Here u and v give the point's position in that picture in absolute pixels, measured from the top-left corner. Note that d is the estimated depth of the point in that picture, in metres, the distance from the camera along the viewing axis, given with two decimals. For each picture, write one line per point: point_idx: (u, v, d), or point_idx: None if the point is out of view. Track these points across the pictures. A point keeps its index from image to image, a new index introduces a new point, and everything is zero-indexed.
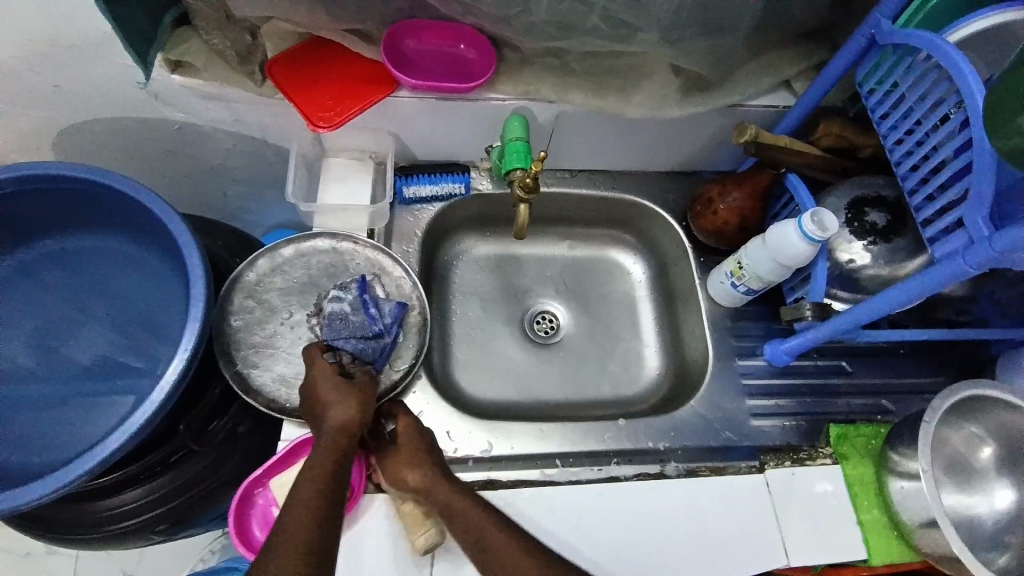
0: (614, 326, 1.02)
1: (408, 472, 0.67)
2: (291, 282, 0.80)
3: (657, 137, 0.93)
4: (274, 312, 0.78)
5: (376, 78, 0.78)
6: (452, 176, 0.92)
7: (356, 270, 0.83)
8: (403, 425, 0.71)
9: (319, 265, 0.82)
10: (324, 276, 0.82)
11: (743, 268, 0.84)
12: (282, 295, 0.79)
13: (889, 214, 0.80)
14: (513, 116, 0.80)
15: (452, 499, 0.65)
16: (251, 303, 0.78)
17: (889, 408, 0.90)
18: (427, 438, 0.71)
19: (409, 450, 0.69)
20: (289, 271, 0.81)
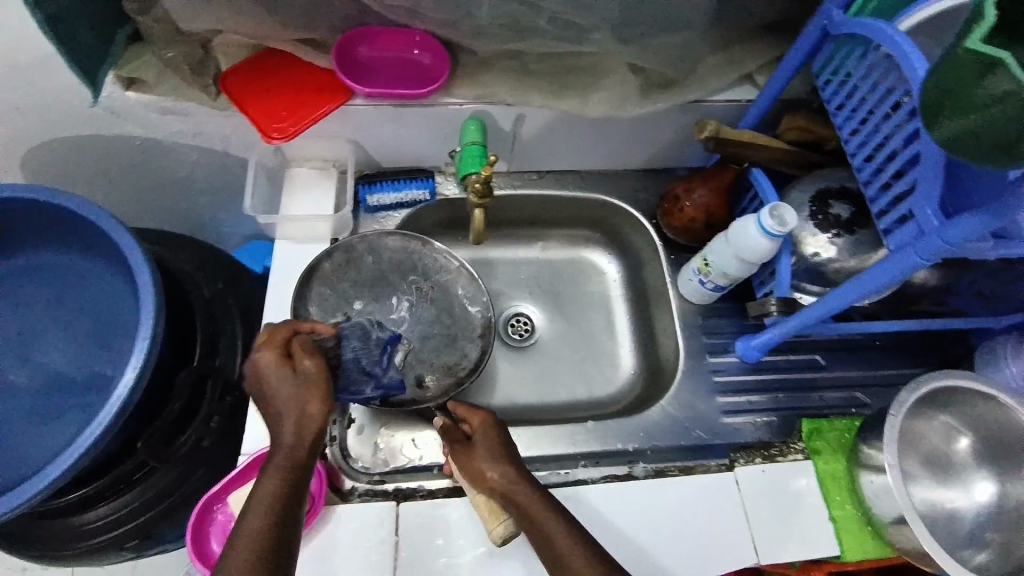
0: (588, 326, 1.02)
1: (485, 465, 0.67)
2: (364, 276, 0.87)
3: (622, 136, 0.92)
4: (347, 301, 0.85)
5: (330, 87, 0.78)
6: (416, 182, 0.91)
7: (424, 270, 0.89)
8: (477, 422, 0.72)
9: (394, 261, 0.87)
10: (393, 272, 0.88)
11: (709, 265, 0.84)
12: (354, 287, 0.86)
13: (853, 206, 0.79)
14: (469, 121, 0.80)
15: (520, 493, 0.64)
16: (326, 289, 0.84)
17: (864, 402, 0.89)
18: (504, 435, 0.71)
19: (487, 446, 0.69)
20: (361, 265, 0.87)
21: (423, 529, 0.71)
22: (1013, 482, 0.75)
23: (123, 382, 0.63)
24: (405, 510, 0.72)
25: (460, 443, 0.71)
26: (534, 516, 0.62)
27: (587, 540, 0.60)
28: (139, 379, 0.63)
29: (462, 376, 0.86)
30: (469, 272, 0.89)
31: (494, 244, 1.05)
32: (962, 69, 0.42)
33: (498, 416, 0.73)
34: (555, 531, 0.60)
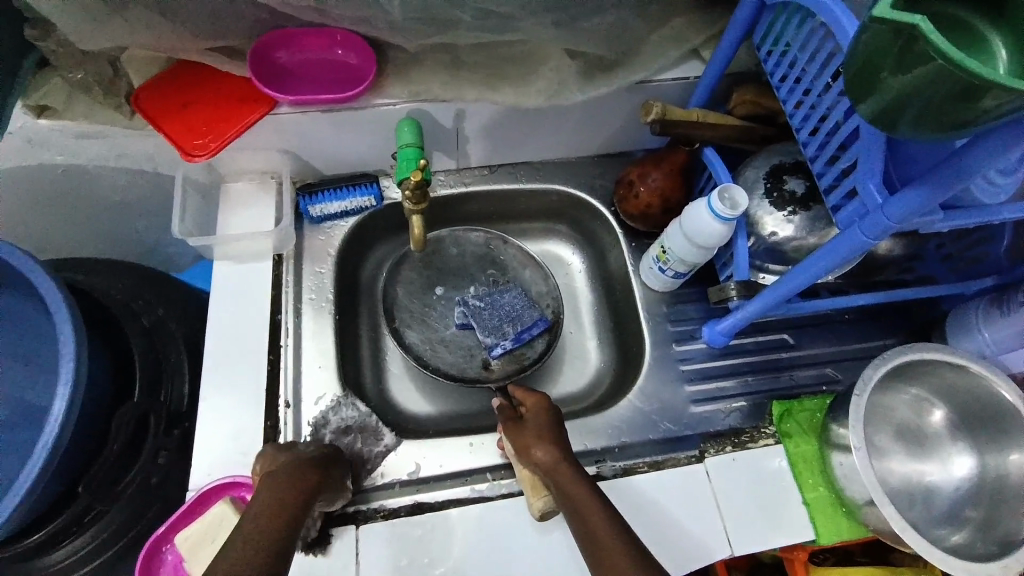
0: None
1: (537, 447, 0.68)
2: (446, 266, 0.94)
3: (570, 124, 0.89)
4: (429, 289, 0.92)
5: (252, 97, 0.74)
6: (360, 189, 0.88)
7: (503, 264, 0.95)
8: (533, 404, 0.74)
9: (475, 254, 0.94)
10: (474, 263, 0.94)
11: (666, 252, 0.81)
12: (438, 274, 0.93)
13: (808, 181, 0.76)
14: (404, 122, 0.76)
15: (564, 471, 0.66)
16: (412, 274, 0.92)
17: (834, 377, 0.87)
18: (557, 419, 0.73)
19: (538, 427, 0.71)
20: (445, 255, 0.94)
21: (386, 549, 0.69)
22: (988, 452, 0.74)
23: (55, 409, 0.62)
24: (365, 534, 0.69)
25: (513, 421, 0.73)
26: (576, 497, 0.62)
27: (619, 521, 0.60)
28: (68, 404, 0.62)
29: (526, 365, 0.87)
30: (543, 265, 0.93)
31: None
32: (881, 36, 0.39)
33: (553, 403, 0.76)
34: (593, 507, 0.61)
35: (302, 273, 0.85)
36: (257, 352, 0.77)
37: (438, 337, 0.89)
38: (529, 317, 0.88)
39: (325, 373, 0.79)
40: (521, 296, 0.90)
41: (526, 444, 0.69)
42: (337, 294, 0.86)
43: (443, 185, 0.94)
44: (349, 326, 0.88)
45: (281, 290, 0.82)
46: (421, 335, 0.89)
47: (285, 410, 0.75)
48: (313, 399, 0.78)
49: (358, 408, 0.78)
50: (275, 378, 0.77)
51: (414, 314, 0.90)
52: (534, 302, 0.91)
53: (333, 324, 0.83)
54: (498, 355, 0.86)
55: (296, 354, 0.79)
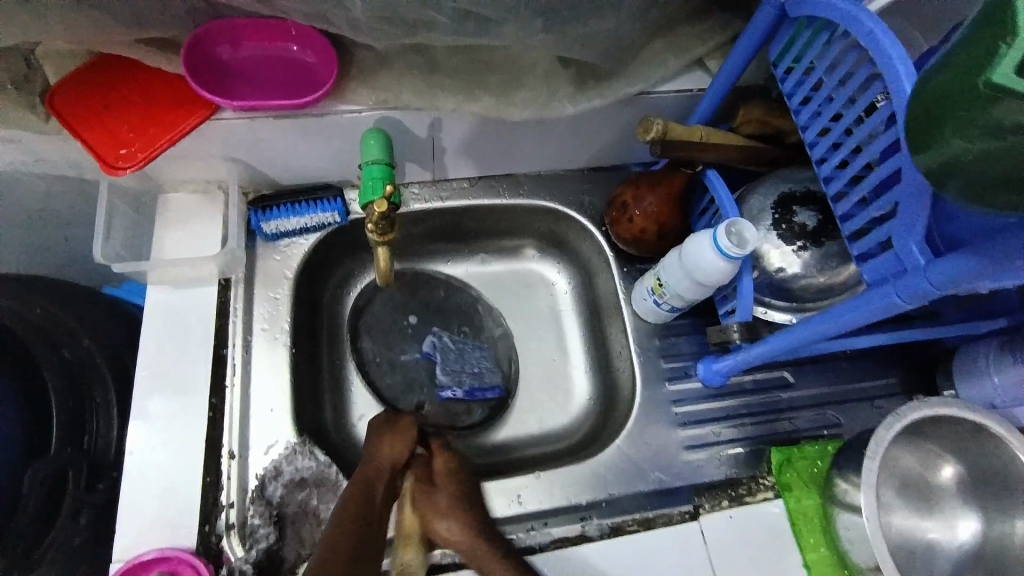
0: (539, 346, 0.90)
1: (439, 522, 0.63)
2: (431, 302, 0.87)
3: (558, 137, 0.80)
4: (404, 314, 0.85)
5: (188, 99, 0.64)
6: (321, 203, 0.78)
7: (478, 322, 0.88)
8: (443, 466, 0.68)
9: (459, 302, 0.88)
10: (455, 310, 0.88)
11: (662, 285, 0.73)
12: (418, 307, 0.86)
13: (819, 213, 0.69)
14: (371, 133, 0.67)
15: (483, 555, 0.61)
16: (396, 293, 0.86)
17: (836, 422, 0.81)
18: (469, 481, 0.68)
19: (447, 494, 0.65)
20: (433, 294, 0.88)
21: None
22: (994, 511, 0.69)
23: None
24: None
25: (421, 486, 0.66)
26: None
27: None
28: None
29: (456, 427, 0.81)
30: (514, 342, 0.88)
31: (428, 261, 0.92)
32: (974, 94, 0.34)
33: (460, 458, 0.70)
34: None
35: (253, 300, 0.75)
36: (197, 394, 0.68)
37: (393, 360, 0.82)
38: (489, 379, 0.83)
39: (277, 417, 0.70)
40: (489, 358, 0.85)
41: (429, 519, 0.64)
42: (295, 322, 0.77)
43: (417, 199, 0.85)
44: (309, 357, 0.79)
45: (227, 319, 0.72)
46: (376, 347, 0.82)
47: (228, 462, 0.66)
48: (263, 448, 0.68)
49: (318, 457, 0.69)
50: (217, 424, 0.67)
51: (376, 328, 0.83)
52: (497, 367, 0.86)
53: (288, 359, 0.73)
54: (443, 400, 0.81)
55: (243, 396, 0.69)
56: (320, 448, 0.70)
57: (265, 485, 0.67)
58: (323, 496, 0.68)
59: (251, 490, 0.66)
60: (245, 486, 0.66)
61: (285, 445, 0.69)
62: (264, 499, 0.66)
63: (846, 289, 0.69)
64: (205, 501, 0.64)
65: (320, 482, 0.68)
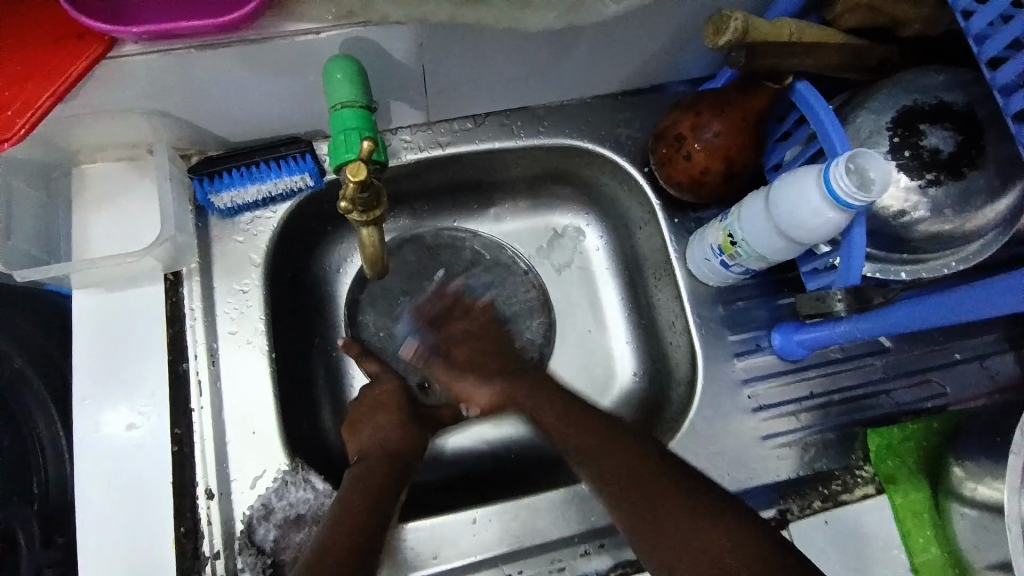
0: (564, 306, 0.75)
1: (477, 389, 0.64)
2: (455, 267, 0.73)
3: (587, 54, 0.60)
4: (420, 276, 0.72)
5: (64, 33, 0.45)
6: (285, 164, 0.60)
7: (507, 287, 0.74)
8: (453, 320, 0.68)
9: (488, 267, 0.74)
10: (481, 270, 0.74)
11: (737, 244, 0.57)
12: (440, 269, 0.73)
13: (956, 134, 0.52)
14: (337, 62, 0.48)
15: (522, 391, 0.62)
16: (412, 255, 0.73)
17: (941, 391, 0.66)
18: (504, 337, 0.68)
19: (467, 360, 0.65)
20: (457, 256, 0.73)
21: None
22: None
23: None
24: None
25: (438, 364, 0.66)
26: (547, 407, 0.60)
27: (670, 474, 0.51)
28: None
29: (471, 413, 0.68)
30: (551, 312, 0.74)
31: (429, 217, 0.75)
32: None
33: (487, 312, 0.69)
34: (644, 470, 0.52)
35: (213, 296, 0.59)
36: (158, 422, 0.55)
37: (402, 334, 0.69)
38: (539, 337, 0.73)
39: (260, 441, 0.57)
40: (542, 321, 0.73)
41: (468, 389, 0.65)
42: (272, 319, 0.61)
43: (409, 148, 0.66)
44: (294, 359, 0.64)
45: (184, 326, 0.58)
46: (381, 320, 0.70)
47: (207, 503, 0.54)
48: (248, 483, 0.56)
49: (316, 485, 0.57)
50: (187, 458, 0.55)
51: (387, 297, 0.70)
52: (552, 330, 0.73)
53: (267, 368, 0.59)
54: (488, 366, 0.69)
55: (215, 420, 0.56)
56: (319, 477, 0.57)
57: (254, 528, 0.55)
58: (306, 528, 0.56)
59: (239, 535, 0.55)
60: (231, 529, 0.55)
61: (274, 479, 0.56)
62: (254, 546, 0.55)
63: (973, 238, 0.54)
64: (184, 554, 0.53)
65: (319, 518, 0.56)
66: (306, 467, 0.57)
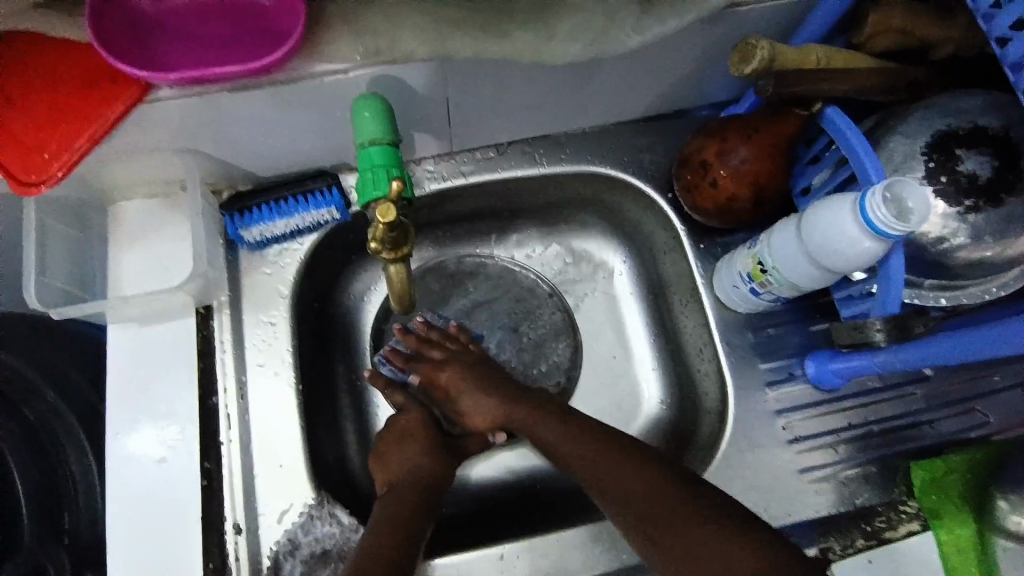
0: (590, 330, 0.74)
1: (478, 403, 0.62)
2: (480, 293, 0.74)
3: (609, 83, 0.60)
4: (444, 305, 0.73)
5: (103, 80, 0.46)
6: (312, 197, 0.61)
7: (532, 312, 0.74)
8: (442, 349, 0.65)
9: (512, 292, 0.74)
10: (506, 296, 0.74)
11: (767, 272, 0.56)
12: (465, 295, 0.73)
13: (995, 158, 0.50)
14: (365, 100, 0.49)
15: (533, 415, 0.59)
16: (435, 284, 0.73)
17: (985, 419, 0.63)
18: (490, 364, 0.64)
19: (466, 386, 0.62)
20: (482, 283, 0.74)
21: None
22: None
23: None
24: None
25: (453, 370, 0.63)
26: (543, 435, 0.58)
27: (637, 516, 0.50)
28: None
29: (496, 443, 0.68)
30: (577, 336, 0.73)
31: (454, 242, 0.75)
32: None
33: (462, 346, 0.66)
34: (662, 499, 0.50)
35: (242, 329, 0.60)
36: (186, 456, 0.55)
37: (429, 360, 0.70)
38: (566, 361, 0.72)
39: (288, 474, 0.57)
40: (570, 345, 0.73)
41: (469, 404, 0.62)
42: (299, 351, 0.62)
43: (432, 178, 0.67)
44: (320, 390, 0.64)
45: (212, 359, 0.58)
46: None
47: (235, 538, 0.54)
48: (276, 517, 0.56)
49: (341, 519, 0.57)
50: (215, 492, 0.55)
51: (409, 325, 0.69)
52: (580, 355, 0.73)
53: (294, 400, 0.59)
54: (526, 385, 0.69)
55: (242, 453, 0.56)
56: (345, 512, 0.58)
57: (280, 564, 0.55)
58: (330, 564, 0.56)
59: (265, 571, 0.55)
60: (258, 565, 0.55)
61: (298, 514, 0.56)
62: None
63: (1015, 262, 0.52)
64: None
65: (345, 553, 0.56)
66: (332, 501, 0.57)
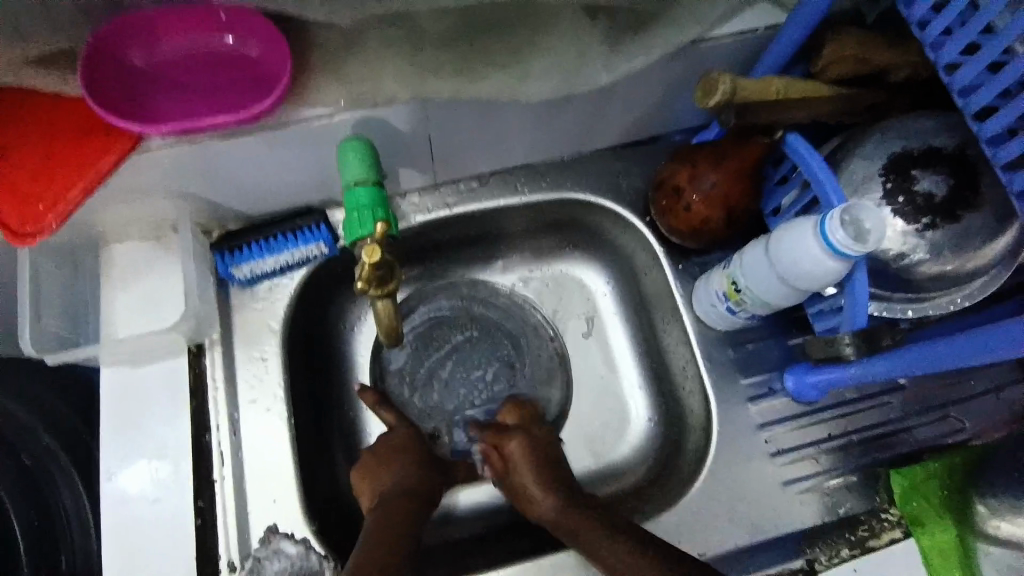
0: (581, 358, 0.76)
1: (534, 495, 0.59)
2: (480, 316, 0.76)
3: (584, 116, 0.63)
4: (447, 328, 0.75)
5: (98, 133, 0.49)
6: (301, 234, 0.62)
7: (521, 334, 0.76)
8: (516, 418, 0.68)
9: (505, 314, 0.77)
10: (503, 318, 0.77)
11: (741, 291, 0.59)
12: (467, 319, 0.76)
13: (949, 177, 0.53)
14: (349, 142, 0.52)
15: (574, 527, 0.57)
16: (445, 303, 0.76)
17: (959, 425, 0.66)
18: (549, 451, 0.63)
19: (533, 467, 0.61)
20: (481, 307, 0.77)
21: None
22: None
23: None
24: None
25: (497, 452, 0.63)
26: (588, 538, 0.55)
27: (637, 537, 0.53)
28: None
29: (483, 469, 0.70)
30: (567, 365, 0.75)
31: (451, 264, 0.76)
32: None
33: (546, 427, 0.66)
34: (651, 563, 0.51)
35: (234, 364, 0.61)
36: (180, 495, 0.56)
37: (425, 382, 0.73)
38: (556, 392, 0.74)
39: (283, 506, 0.58)
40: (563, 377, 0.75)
41: (526, 490, 0.60)
42: (291, 384, 0.63)
43: (417, 210, 0.69)
44: (313, 421, 0.65)
45: (205, 396, 0.59)
46: (408, 367, 0.73)
47: (229, 573, 0.55)
48: (252, 551, 0.56)
49: (288, 551, 0.56)
50: (209, 529, 0.56)
51: (416, 338, 0.74)
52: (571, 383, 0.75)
53: (288, 433, 0.60)
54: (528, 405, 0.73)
55: (236, 487, 0.57)
56: (318, 542, 0.57)
57: None
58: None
59: None
60: None
61: (247, 558, 0.55)
62: None
63: (977, 274, 0.55)
64: None
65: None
66: (276, 535, 0.57)
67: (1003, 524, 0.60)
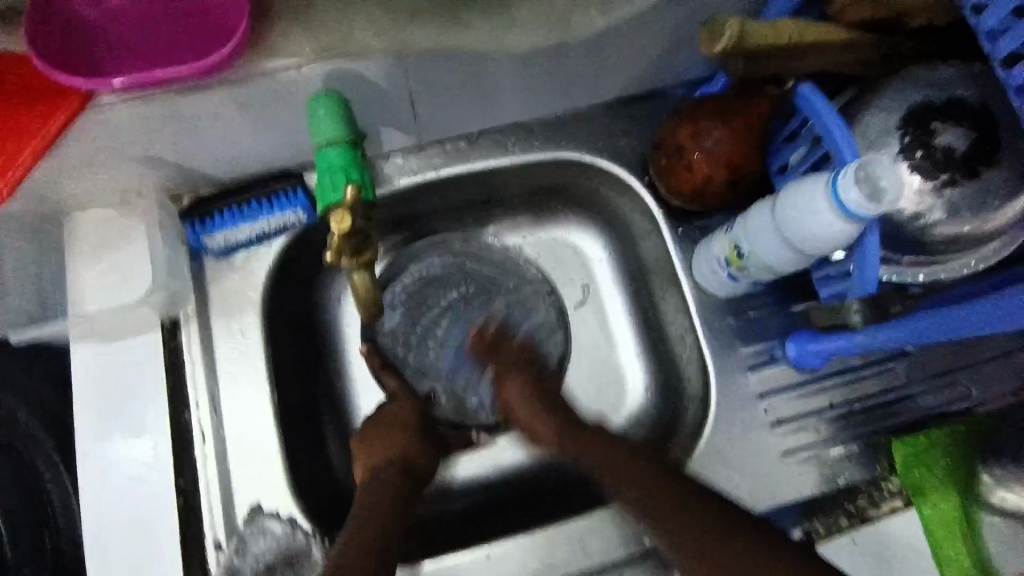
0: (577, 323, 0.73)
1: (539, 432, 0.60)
2: (474, 273, 0.71)
3: (577, 68, 0.58)
4: (439, 288, 0.70)
5: (39, 88, 0.44)
6: (276, 200, 0.58)
7: (518, 288, 0.71)
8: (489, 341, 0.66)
9: (499, 270, 0.71)
10: (499, 275, 0.71)
11: (743, 256, 0.55)
12: (460, 277, 0.71)
13: (971, 130, 0.49)
14: (321, 99, 0.47)
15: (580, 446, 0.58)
16: (437, 262, 0.71)
17: (966, 392, 0.64)
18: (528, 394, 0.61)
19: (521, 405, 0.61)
20: (474, 264, 0.71)
21: None
22: None
23: None
24: None
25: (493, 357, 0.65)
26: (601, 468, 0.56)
27: (666, 470, 0.53)
28: None
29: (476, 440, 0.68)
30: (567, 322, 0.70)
31: (441, 227, 0.72)
32: None
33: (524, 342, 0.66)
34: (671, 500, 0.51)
35: (212, 338, 0.59)
36: (161, 471, 0.54)
37: (419, 345, 0.68)
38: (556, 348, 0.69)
39: (267, 483, 0.56)
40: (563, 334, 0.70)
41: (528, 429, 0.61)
42: (273, 358, 0.60)
43: (402, 171, 0.65)
44: (299, 395, 0.63)
45: (183, 371, 0.57)
46: (399, 331, 0.68)
47: (216, 550, 0.54)
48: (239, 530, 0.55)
49: (274, 529, 0.55)
50: (193, 506, 0.55)
51: (408, 298, 0.69)
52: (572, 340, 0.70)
53: (271, 408, 0.58)
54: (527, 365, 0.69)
55: (219, 462, 0.56)
56: (305, 520, 0.56)
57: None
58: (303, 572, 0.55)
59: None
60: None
61: (234, 537, 0.55)
62: None
63: (996, 236, 0.51)
64: None
65: (291, 560, 0.55)
66: (261, 514, 0.55)
67: (1009, 495, 0.59)
